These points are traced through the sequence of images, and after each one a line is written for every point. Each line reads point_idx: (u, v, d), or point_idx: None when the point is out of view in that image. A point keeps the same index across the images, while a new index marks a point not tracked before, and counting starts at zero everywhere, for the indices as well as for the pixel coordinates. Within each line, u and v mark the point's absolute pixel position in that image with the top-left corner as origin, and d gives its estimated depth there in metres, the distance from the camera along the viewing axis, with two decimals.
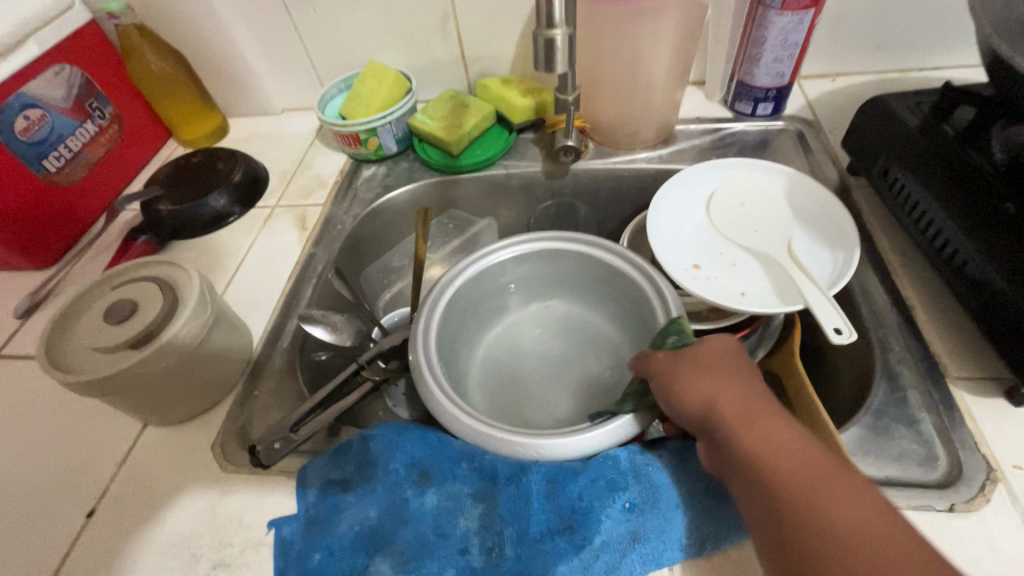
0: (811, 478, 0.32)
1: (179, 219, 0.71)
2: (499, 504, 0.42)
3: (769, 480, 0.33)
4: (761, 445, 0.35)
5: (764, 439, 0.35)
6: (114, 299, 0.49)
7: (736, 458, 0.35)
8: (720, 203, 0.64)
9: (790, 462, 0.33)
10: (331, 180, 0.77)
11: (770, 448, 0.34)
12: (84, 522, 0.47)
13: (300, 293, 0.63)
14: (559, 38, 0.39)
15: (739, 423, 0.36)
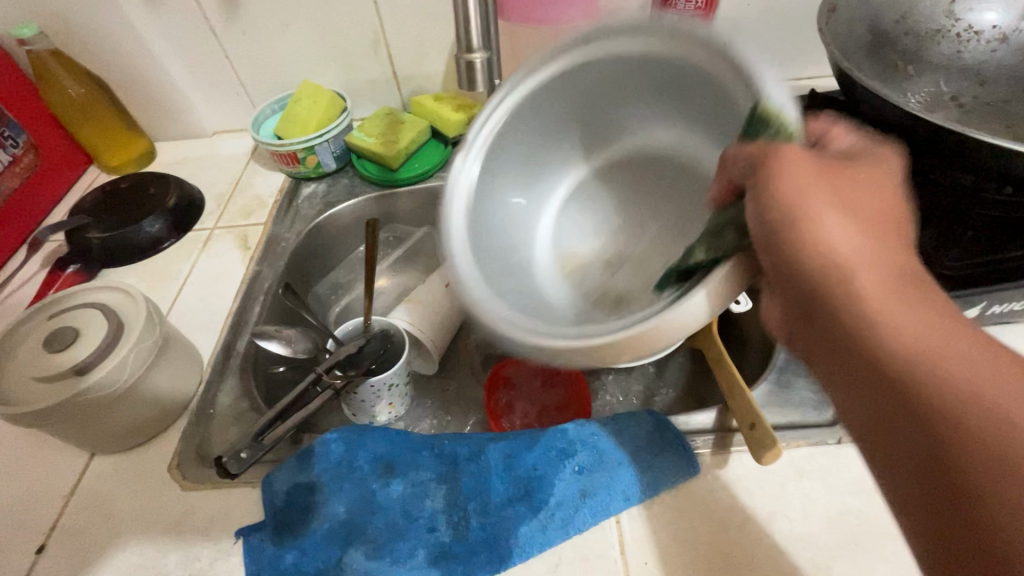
0: (934, 348, 0.26)
1: (110, 246, 0.69)
2: (461, 483, 0.46)
3: (867, 349, 0.27)
4: (889, 327, 0.27)
5: (892, 317, 0.27)
6: (54, 327, 0.48)
7: (829, 321, 0.28)
8: None
9: (934, 374, 0.25)
10: (270, 200, 0.78)
11: (896, 318, 0.27)
12: (35, 558, 0.46)
13: (249, 309, 0.64)
14: (479, 61, 0.45)
15: (816, 288, 0.28)
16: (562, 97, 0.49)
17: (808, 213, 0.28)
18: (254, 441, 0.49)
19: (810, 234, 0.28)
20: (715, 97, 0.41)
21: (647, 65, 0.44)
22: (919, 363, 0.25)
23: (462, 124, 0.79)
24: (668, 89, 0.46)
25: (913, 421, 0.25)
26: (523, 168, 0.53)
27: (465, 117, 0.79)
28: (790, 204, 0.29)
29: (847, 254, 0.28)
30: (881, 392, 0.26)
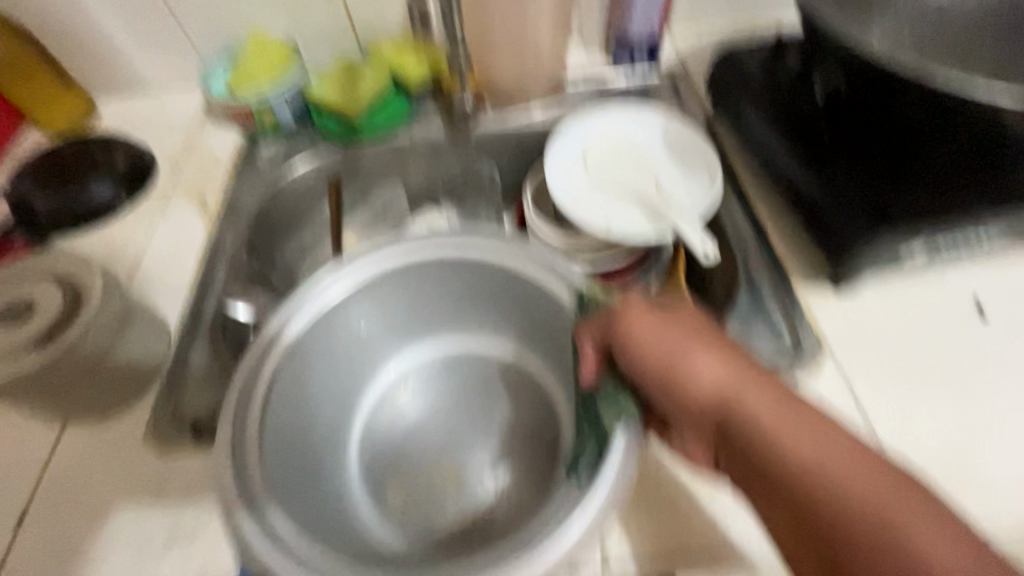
0: (814, 453, 0.33)
1: (60, 214, 0.67)
2: None
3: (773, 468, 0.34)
4: (784, 447, 0.34)
5: (782, 438, 0.34)
6: (6, 304, 0.47)
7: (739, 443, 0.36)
8: (600, 153, 0.70)
9: (817, 470, 0.32)
10: (226, 160, 0.75)
11: (786, 439, 0.34)
12: (17, 529, 0.46)
13: (213, 275, 0.62)
14: None
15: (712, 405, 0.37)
16: (420, 300, 0.59)
17: (738, 425, 0.36)
18: None
19: (706, 397, 0.37)
20: (532, 300, 0.54)
21: (497, 284, 0.56)
22: (798, 472, 0.32)
23: (426, 72, 0.76)
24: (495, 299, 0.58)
25: (813, 527, 0.31)
26: (319, 397, 0.55)
27: (429, 67, 0.76)
28: (659, 358, 0.39)
29: (714, 391, 0.37)
30: (788, 505, 0.33)
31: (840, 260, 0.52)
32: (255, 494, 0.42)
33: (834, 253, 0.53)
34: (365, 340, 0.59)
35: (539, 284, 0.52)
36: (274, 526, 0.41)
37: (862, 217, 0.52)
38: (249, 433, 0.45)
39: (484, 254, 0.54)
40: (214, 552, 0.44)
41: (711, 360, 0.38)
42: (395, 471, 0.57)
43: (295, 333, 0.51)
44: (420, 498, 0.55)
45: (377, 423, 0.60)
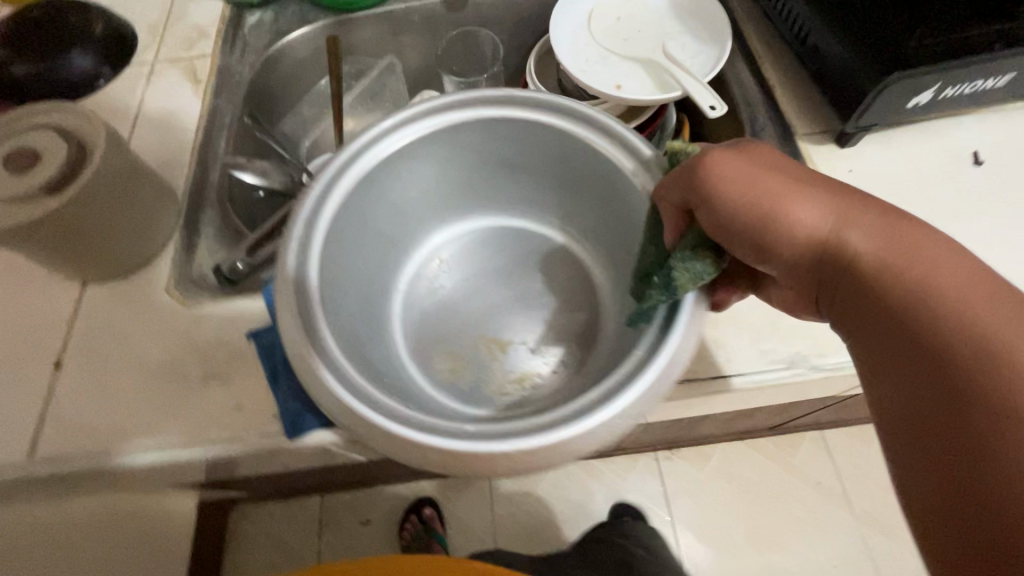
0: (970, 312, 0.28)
1: (41, 83, 0.63)
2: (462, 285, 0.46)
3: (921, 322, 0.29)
4: (934, 300, 0.29)
5: (941, 287, 0.29)
6: (10, 149, 0.46)
7: (864, 283, 0.32)
8: (602, 17, 0.68)
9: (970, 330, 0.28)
10: (212, 29, 0.70)
11: (939, 294, 0.29)
12: (55, 371, 0.48)
13: (214, 142, 0.61)
14: None
15: (849, 240, 0.32)
16: (462, 163, 0.46)
17: (874, 272, 0.31)
18: (248, 255, 0.53)
19: (828, 237, 0.33)
20: (579, 160, 0.43)
21: (561, 148, 0.43)
22: (951, 323, 0.28)
23: None
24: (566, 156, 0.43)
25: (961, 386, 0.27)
26: (361, 259, 0.44)
27: None
28: (763, 191, 0.33)
29: (817, 236, 0.33)
30: (926, 365, 0.28)
31: (854, 114, 0.52)
32: (334, 357, 0.34)
33: (847, 107, 0.53)
34: (393, 198, 0.45)
35: (618, 167, 0.40)
36: (350, 376, 0.34)
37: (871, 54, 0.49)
38: (309, 291, 0.36)
39: (560, 113, 0.40)
40: (251, 384, 0.47)
41: (841, 212, 0.33)
42: (429, 350, 0.47)
43: (338, 199, 0.39)
44: (462, 356, 0.47)
45: (409, 295, 0.50)
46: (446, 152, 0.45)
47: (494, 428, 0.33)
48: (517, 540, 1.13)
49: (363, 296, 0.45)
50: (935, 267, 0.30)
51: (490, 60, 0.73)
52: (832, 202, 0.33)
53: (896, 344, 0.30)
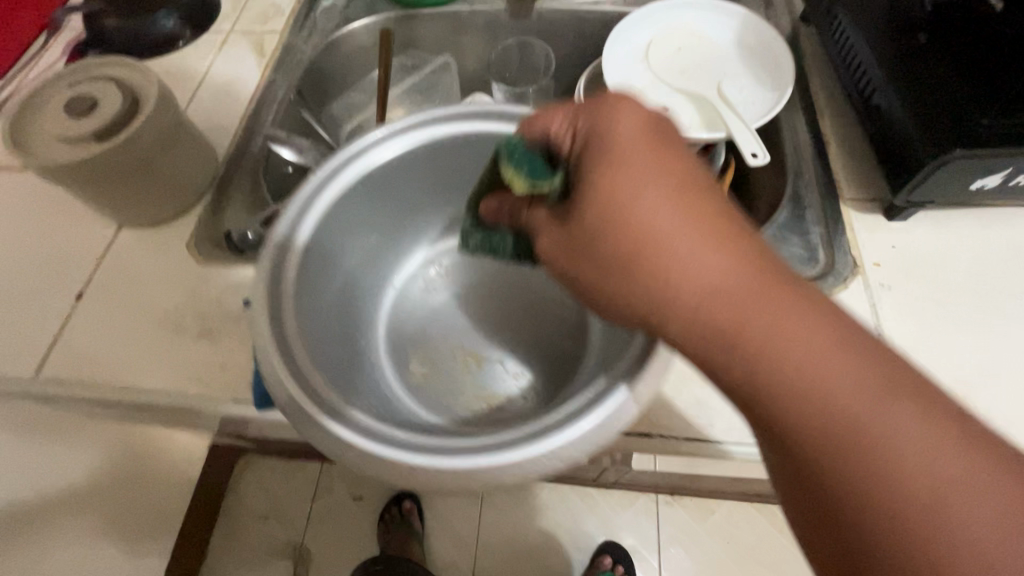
0: (819, 389, 0.25)
1: (127, 38, 0.69)
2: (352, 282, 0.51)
3: (789, 415, 0.26)
4: (808, 379, 0.26)
5: (798, 350, 0.26)
6: (73, 93, 0.50)
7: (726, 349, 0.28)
8: (660, 46, 0.65)
9: (843, 419, 0.25)
10: (287, 8, 0.74)
11: (801, 365, 0.26)
12: (75, 302, 0.52)
13: (262, 114, 0.64)
14: None
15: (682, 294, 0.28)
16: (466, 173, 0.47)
17: (733, 325, 0.27)
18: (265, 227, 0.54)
19: (670, 291, 0.29)
20: None
21: None
22: (854, 439, 0.25)
23: None
24: None
25: (828, 498, 0.26)
26: (355, 256, 0.46)
27: None
28: (621, 229, 0.29)
29: (702, 284, 0.28)
30: (805, 469, 0.26)
31: (906, 188, 0.47)
32: (287, 333, 0.36)
33: (898, 179, 0.48)
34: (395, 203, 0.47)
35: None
36: (297, 355, 0.35)
37: (939, 123, 0.44)
38: (286, 276, 0.37)
39: None
40: (237, 347, 0.48)
41: (691, 251, 0.28)
42: (413, 345, 0.48)
43: (331, 198, 0.41)
44: (438, 361, 0.47)
45: (400, 298, 0.50)
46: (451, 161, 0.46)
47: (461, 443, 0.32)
48: (499, 554, 1.10)
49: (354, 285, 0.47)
50: (788, 332, 0.26)
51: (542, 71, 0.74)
52: (677, 222, 0.29)
53: (795, 446, 0.26)
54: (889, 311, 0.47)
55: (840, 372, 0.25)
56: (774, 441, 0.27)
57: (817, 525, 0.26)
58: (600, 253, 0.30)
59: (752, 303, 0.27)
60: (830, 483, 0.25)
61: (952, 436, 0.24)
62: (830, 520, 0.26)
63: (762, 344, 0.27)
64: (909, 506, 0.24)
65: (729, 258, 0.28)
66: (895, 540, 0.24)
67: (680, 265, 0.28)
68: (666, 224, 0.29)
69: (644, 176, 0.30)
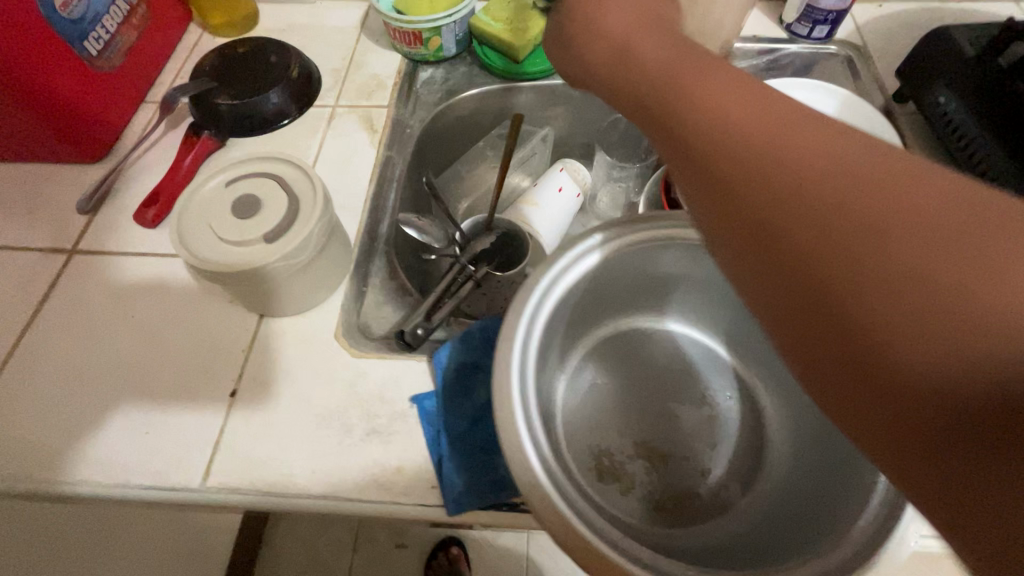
0: (914, 275, 0.21)
1: (238, 114, 0.69)
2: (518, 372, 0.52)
3: (813, 275, 0.23)
4: (871, 267, 0.22)
5: (919, 211, 0.22)
6: (238, 196, 0.50)
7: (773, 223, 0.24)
8: None
9: (886, 304, 0.21)
10: (390, 81, 0.75)
11: (873, 255, 0.22)
12: (230, 400, 0.51)
13: (385, 193, 0.65)
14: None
15: (728, 130, 0.27)
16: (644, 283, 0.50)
17: (771, 241, 0.25)
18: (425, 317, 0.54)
19: (721, 169, 0.27)
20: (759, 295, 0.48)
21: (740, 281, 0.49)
22: (879, 343, 0.22)
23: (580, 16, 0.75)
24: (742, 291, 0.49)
25: (869, 368, 0.22)
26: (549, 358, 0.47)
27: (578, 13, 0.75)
28: (693, 126, 0.28)
29: (755, 131, 0.26)
30: (848, 341, 0.22)
31: None
32: (534, 421, 0.37)
33: None
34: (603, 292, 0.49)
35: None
36: (540, 442, 0.36)
37: None
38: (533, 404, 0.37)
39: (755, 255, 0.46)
40: (411, 448, 0.48)
41: (792, 140, 0.25)
42: (606, 439, 0.49)
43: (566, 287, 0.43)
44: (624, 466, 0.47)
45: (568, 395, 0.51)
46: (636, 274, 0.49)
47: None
48: None
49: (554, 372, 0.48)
50: (894, 190, 0.22)
51: None
52: (744, 98, 0.27)
53: (814, 334, 0.24)
54: None
55: (835, 181, 0.23)
56: (747, 286, 0.26)
57: (778, 292, 0.25)
58: (751, 197, 0.25)
59: (757, 128, 0.26)
60: (802, 263, 0.24)
61: (970, 362, 0.20)
62: (837, 356, 0.23)
63: (766, 177, 0.25)
64: (979, 352, 0.20)
65: (795, 111, 0.26)
66: (944, 325, 0.20)
67: (726, 114, 0.27)
68: (731, 111, 0.27)
69: (727, 101, 0.27)
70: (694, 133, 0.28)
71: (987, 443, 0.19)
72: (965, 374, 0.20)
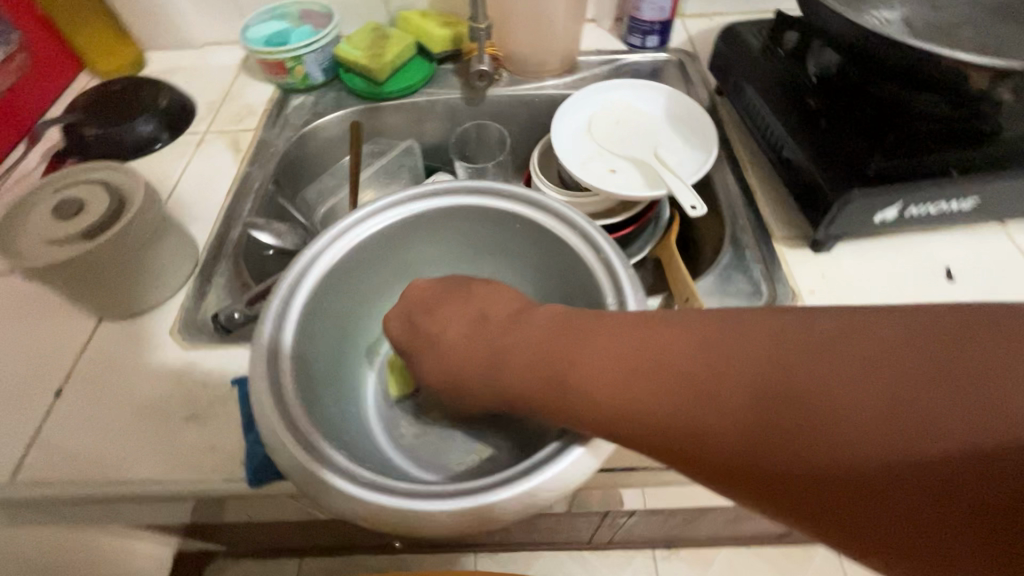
0: (795, 405, 0.26)
1: (106, 141, 0.73)
2: None
3: (625, 386, 0.31)
4: (902, 476, 0.23)
5: (851, 395, 0.25)
6: (65, 198, 0.53)
7: (493, 341, 0.38)
8: (600, 123, 0.75)
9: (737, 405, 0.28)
10: (260, 108, 0.81)
11: (828, 395, 0.26)
12: (54, 399, 0.52)
13: (241, 203, 0.68)
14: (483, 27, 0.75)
15: (453, 343, 0.40)
16: (440, 241, 0.52)
17: (657, 372, 0.31)
18: (249, 305, 0.57)
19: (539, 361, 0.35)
20: (550, 249, 0.46)
21: (528, 232, 0.48)
22: (870, 470, 0.24)
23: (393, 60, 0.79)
24: (527, 240, 0.48)
25: (860, 474, 0.24)
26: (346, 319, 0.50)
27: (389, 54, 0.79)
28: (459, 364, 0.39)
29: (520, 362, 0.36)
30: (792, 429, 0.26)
31: (823, 223, 0.55)
32: (285, 330, 0.42)
33: (815, 217, 0.55)
34: (398, 252, 0.51)
35: (597, 281, 0.41)
36: (281, 346, 0.41)
37: (836, 169, 0.53)
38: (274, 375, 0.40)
39: (534, 205, 0.46)
40: (226, 428, 0.49)
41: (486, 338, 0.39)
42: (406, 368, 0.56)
43: (366, 229, 0.47)
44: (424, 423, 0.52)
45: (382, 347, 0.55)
46: (424, 232, 0.50)
47: (391, 483, 0.36)
48: None
49: (355, 305, 0.52)
50: (722, 389, 0.29)
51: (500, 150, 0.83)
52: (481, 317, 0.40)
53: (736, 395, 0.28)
54: None
55: (811, 372, 0.26)
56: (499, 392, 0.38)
57: (564, 360, 0.34)
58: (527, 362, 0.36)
59: (574, 350, 0.34)
60: (756, 395, 0.28)
61: (862, 467, 0.24)
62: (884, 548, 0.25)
63: (652, 413, 0.30)
64: (923, 483, 0.23)
65: (706, 333, 0.31)
66: (903, 510, 0.23)
67: (451, 337, 0.40)
68: (513, 346, 0.37)
69: (454, 337, 0.40)
70: (504, 301, 0.41)
71: (919, 530, 0.23)
72: (884, 464, 0.24)
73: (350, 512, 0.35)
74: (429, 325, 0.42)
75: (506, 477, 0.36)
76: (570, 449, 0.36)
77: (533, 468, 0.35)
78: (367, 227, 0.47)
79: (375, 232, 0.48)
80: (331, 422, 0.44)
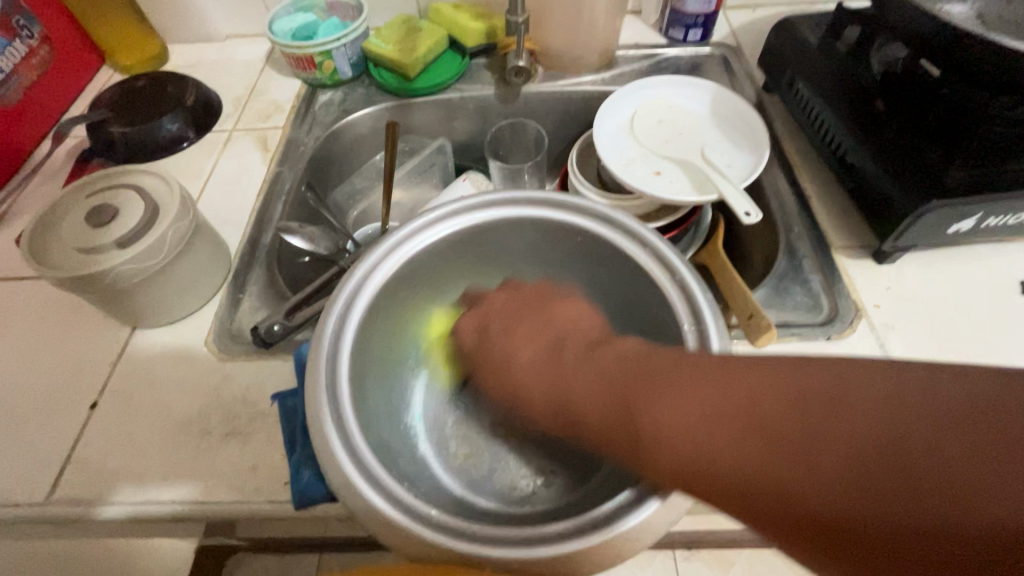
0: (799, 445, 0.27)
1: (132, 141, 0.70)
2: None
3: (648, 417, 0.32)
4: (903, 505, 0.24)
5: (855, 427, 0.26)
6: (96, 205, 0.51)
7: (530, 374, 0.39)
8: (642, 122, 0.72)
9: (751, 438, 0.28)
10: (288, 104, 0.78)
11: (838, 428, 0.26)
12: (90, 412, 0.50)
13: (272, 206, 0.66)
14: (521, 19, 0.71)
15: (501, 371, 0.40)
16: (490, 254, 0.50)
17: (681, 405, 0.31)
18: (284, 318, 0.55)
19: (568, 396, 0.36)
20: (610, 262, 0.46)
21: (586, 244, 0.47)
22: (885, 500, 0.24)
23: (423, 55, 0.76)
24: (584, 252, 0.47)
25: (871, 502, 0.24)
26: (393, 335, 0.48)
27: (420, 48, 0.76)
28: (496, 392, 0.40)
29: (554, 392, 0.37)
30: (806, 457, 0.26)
31: (892, 235, 0.52)
32: (343, 352, 0.39)
33: (883, 227, 0.52)
34: (446, 265, 0.49)
35: (670, 305, 0.40)
36: (340, 362, 0.39)
37: (910, 176, 0.49)
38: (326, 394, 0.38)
39: (595, 217, 0.45)
40: (267, 447, 0.47)
41: (517, 371, 0.39)
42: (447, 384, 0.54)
43: (428, 239, 0.45)
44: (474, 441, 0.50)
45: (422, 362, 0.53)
46: (476, 244, 0.49)
47: (460, 521, 0.34)
48: None
49: (411, 316, 0.50)
50: (737, 419, 0.29)
51: (534, 149, 0.80)
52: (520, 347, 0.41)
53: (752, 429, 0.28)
54: (897, 347, 0.49)
55: (880, 415, 0.26)
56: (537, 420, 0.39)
57: (592, 392, 0.35)
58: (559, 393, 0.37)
59: (634, 386, 0.34)
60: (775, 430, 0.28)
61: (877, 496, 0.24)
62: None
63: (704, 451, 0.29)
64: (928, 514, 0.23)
65: (760, 372, 0.30)
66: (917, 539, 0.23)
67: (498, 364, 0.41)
68: (541, 380, 0.38)
69: (521, 366, 0.40)
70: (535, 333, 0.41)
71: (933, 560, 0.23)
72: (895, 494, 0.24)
73: (414, 549, 0.33)
74: (494, 347, 0.42)
75: (575, 523, 0.34)
76: (643, 504, 0.33)
77: (607, 516, 0.33)
78: (420, 240, 0.45)
79: (435, 241, 0.46)
80: (384, 445, 0.42)
